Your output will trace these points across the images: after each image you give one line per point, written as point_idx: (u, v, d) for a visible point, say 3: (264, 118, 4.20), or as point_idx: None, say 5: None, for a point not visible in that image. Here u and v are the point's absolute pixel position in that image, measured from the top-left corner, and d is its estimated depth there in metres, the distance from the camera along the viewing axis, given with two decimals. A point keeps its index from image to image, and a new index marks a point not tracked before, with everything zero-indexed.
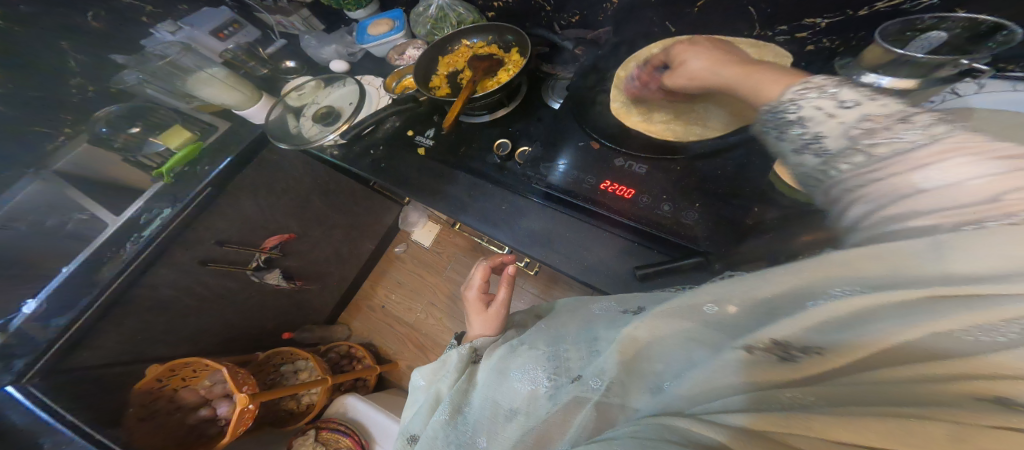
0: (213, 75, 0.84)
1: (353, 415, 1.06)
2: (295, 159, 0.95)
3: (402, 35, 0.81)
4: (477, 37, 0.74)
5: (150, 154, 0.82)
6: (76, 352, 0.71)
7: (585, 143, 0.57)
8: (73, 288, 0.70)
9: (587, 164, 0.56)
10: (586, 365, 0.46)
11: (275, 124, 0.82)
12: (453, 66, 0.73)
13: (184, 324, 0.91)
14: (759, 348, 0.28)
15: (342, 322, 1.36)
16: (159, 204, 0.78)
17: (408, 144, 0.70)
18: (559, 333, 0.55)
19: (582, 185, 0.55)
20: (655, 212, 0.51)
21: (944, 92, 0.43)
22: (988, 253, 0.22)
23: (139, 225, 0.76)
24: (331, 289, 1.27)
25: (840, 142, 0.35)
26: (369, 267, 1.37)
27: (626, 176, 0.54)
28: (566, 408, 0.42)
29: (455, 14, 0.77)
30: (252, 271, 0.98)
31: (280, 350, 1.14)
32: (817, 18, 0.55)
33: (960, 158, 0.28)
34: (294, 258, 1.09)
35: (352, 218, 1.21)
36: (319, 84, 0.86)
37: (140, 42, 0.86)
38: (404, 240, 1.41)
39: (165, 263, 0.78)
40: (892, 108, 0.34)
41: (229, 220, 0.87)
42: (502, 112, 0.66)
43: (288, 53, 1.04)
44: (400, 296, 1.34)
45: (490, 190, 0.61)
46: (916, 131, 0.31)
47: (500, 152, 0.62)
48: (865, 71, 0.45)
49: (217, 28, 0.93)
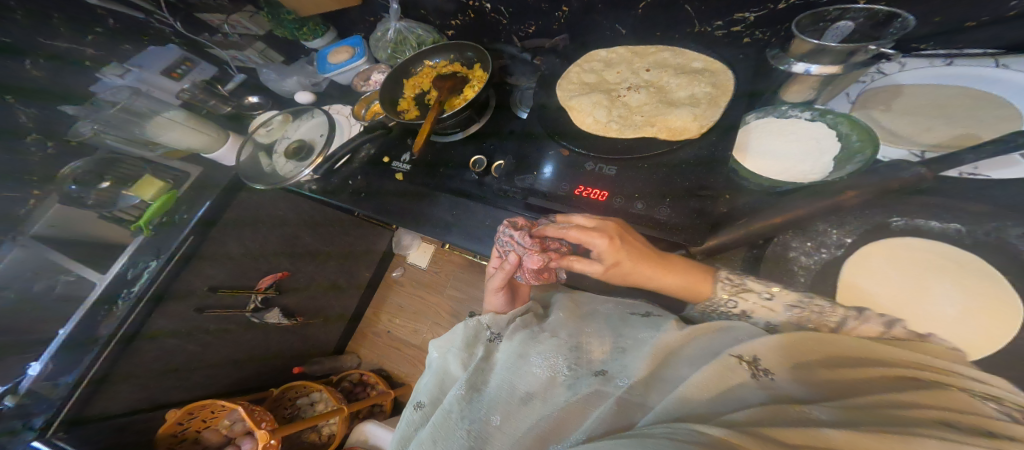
0: (173, 119, 0.82)
1: (373, 441, 1.10)
2: (275, 199, 0.94)
3: (364, 60, 0.81)
4: (438, 57, 0.74)
5: (126, 207, 0.82)
6: (91, 407, 0.72)
7: (558, 150, 0.59)
8: (77, 347, 0.71)
9: (562, 170, 0.58)
10: (609, 361, 0.49)
11: (247, 166, 0.81)
12: (418, 87, 0.73)
13: (192, 371, 0.92)
14: (746, 362, 0.36)
15: (351, 351, 1.37)
16: (144, 257, 0.78)
17: (386, 169, 0.71)
18: (582, 323, 0.57)
19: (559, 191, 0.56)
20: (630, 211, 0.52)
21: (872, 73, 0.53)
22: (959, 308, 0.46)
23: (127, 280, 0.76)
24: (334, 319, 1.27)
25: (851, 277, 0.49)
26: (369, 292, 1.37)
27: (599, 179, 0.55)
28: (585, 398, 0.45)
29: (414, 36, 0.77)
30: (250, 313, 0.98)
31: (292, 384, 1.14)
32: (745, 12, 0.56)
33: (968, 305, 0.46)
34: (291, 296, 1.09)
35: (343, 247, 1.21)
36: (286, 118, 0.85)
37: (88, 89, 0.83)
38: (400, 264, 1.41)
39: (162, 315, 0.79)
40: (914, 273, 0.48)
41: (217, 265, 0.87)
42: (474, 128, 0.67)
43: (251, 90, 1.02)
44: (404, 319, 1.34)
45: (473, 207, 0.63)
46: (962, 293, 0.47)
47: (476, 168, 0.63)
48: (792, 61, 0.49)
49: (168, 68, 0.92)
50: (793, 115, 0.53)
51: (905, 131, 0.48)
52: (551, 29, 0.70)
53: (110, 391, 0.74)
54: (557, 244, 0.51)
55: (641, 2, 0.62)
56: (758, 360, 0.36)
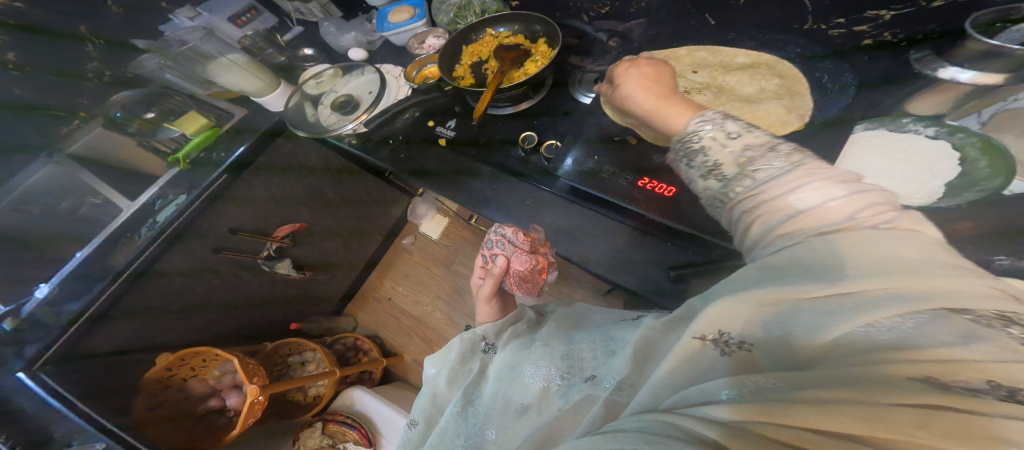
0: (234, 62, 0.82)
1: (359, 407, 1.05)
2: (308, 148, 0.94)
3: (424, 23, 0.80)
4: (503, 27, 0.72)
5: (164, 139, 0.81)
6: (90, 337, 0.71)
7: (624, 137, 0.55)
8: (86, 275, 0.70)
9: (621, 158, 0.53)
10: (599, 366, 0.44)
11: (293, 113, 0.81)
12: (477, 56, 0.70)
13: (197, 311, 0.91)
14: (710, 338, 0.27)
15: (348, 314, 1.35)
16: (174, 191, 0.78)
17: (428, 134, 0.68)
18: (571, 334, 0.54)
19: (618, 181, 0.52)
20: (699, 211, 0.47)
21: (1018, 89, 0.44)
22: (910, 248, 0.23)
23: (153, 210, 0.76)
24: (339, 280, 1.25)
25: (732, 168, 0.35)
26: (377, 259, 1.35)
27: (668, 173, 0.50)
28: (576, 406, 0.40)
29: (479, 3, 0.77)
30: (263, 260, 0.98)
31: (289, 340, 1.12)
32: (881, 10, 0.52)
33: (817, 183, 0.30)
34: (304, 249, 1.08)
35: (362, 210, 1.20)
36: (338, 72, 0.84)
37: (157, 29, 0.86)
38: (411, 232, 1.39)
39: (176, 250, 0.78)
40: (762, 138, 0.35)
41: (243, 207, 0.87)
42: (529, 104, 0.64)
43: (304, 40, 1.02)
44: (407, 288, 1.33)
45: (514, 185, 0.59)
46: (783, 159, 0.33)
47: (525, 144, 0.59)
48: (943, 64, 0.45)
49: (235, 16, 0.94)
50: (912, 130, 0.44)
51: None
52: (626, 13, 0.68)
53: (110, 323, 0.73)
54: (544, 250, 0.58)
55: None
56: (725, 334, 0.27)
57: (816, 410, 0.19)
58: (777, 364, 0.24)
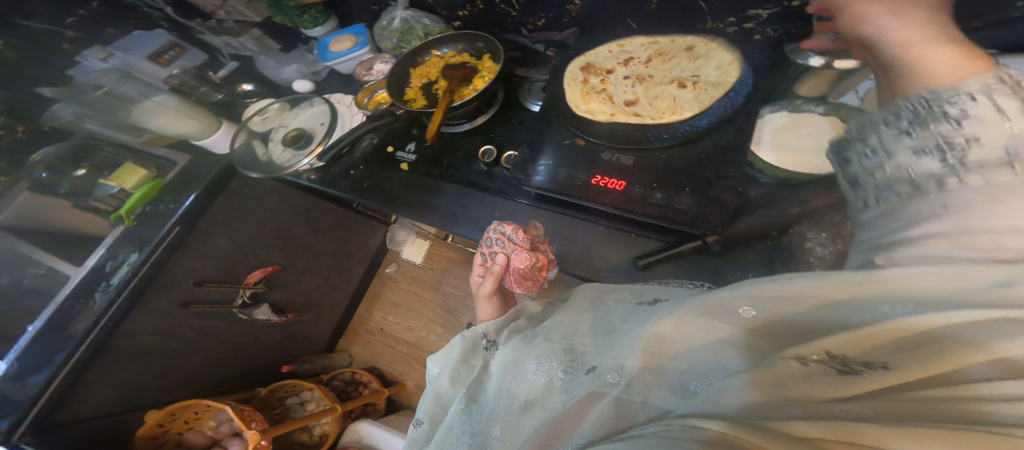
0: (163, 104, 0.81)
1: (368, 440, 1.06)
2: (267, 188, 0.91)
3: (369, 50, 0.79)
4: (447, 47, 0.74)
5: (103, 196, 0.78)
6: (62, 409, 0.67)
7: (571, 140, 0.57)
8: (47, 344, 0.65)
9: (575, 160, 0.55)
10: (600, 358, 0.45)
11: (242, 154, 0.79)
12: (425, 77, 0.71)
13: (177, 367, 0.88)
14: (813, 359, 0.25)
15: (341, 349, 1.33)
16: (125, 249, 0.74)
17: (390, 160, 0.69)
18: (570, 323, 0.53)
19: (574, 181, 0.54)
20: (649, 201, 0.50)
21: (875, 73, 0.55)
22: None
23: (104, 272, 0.72)
24: (325, 316, 1.24)
25: None
26: (361, 290, 1.34)
27: (616, 169, 0.53)
28: (582, 400, 0.42)
29: (421, 25, 0.76)
30: (238, 309, 0.95)
31: (286, 382, 1.11)
32: (759, 9, 0.60)
33: None
34: (281, 291, 1.05)
35: (336, 244, 1.18)
36: (284, 106, 0.82)
37: (67, 72, 0.77)
38: (393, 260, 1.38)
39: (142, 309, 0.75)
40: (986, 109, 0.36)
41: (206, 256, 0.84)
42: (482, 119, 0.67)
43: (244, 77, 0.99)
44: (398, 316, 1.33)
45: (480, 199, 0.62)
46: None
47: (485, 158, 0.62)
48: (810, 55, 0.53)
49: (155, 54, 0.87)
50: (809, 110, 0.54)
51: None
52: (559, 23, 0.72)
53: (83, 391, 0.69)
54: (544, 248, 0.56)
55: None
56: (821, 351, 0.25)
57: (875, 432, 0.19)
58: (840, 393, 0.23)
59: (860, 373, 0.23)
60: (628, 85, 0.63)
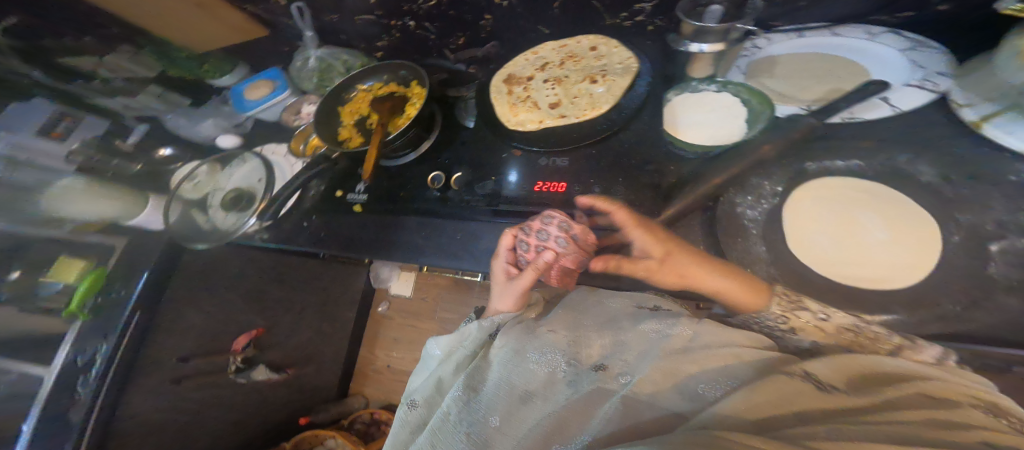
0: (71, 187, 0.75)
1: None
2: (228, 253, 0.86)
3: (290, 91, 0.79)
4: (371, 80, 0.73)
5: (49, 295, 0.69)
6: None
7: (509, 152, 0.61)
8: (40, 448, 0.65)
9: (520, 171, 0.58)
10: (605, 355, 0.52)
11: (181, 228, 0.74)
12: (356, 114, 0.70)
13: (194, 436, 0.90)
14: (805, 376, 0.38)
15: (354, 393, 1.26)
16: (92, 342, 0.70)
17: (342, 204, 0.67)
18: (575, 317, 0.59)
19: (521, 193, 0.57)
20: (589, 194, 0.54)
21: (750, 48, 0.60)
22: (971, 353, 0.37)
23: (80, 367, 0.68)
24: (328, 364, 1.17)
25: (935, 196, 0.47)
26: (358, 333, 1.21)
27: (555, 171, 0.57)
28: (586, 397, 0.48)
29: (340, 61, 0.79)
30: (234, 374, 0.95)
31: (307, 433, 1.14)
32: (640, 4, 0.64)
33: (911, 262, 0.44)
34: (275, 350, 1.04)
35: (319, 294, 1.11)
36: (215, 167, 0.77)
37: None
38: (383, 298, 1.20)
39: (134, 390, 0.75)
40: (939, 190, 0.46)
41: (178, 331, 0.81)
42: (426, 145, 0.66)
43: (160, 138, 0.89)
44: (400, 352, 1.16)
45: (445, 227, 0.60)
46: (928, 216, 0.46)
47: (435, 185, 0.61)
48: (688, 42, 0.60)
49: (45, 128, 0.76)
50: (703, 89, 0.58)
51: (792, 92, 0.54)
52: (478, 38, 0.73)
53: None
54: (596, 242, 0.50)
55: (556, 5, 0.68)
56: (812, 373, 0.38)
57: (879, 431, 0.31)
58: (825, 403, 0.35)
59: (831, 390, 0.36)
60: (550, 89, 0.67)
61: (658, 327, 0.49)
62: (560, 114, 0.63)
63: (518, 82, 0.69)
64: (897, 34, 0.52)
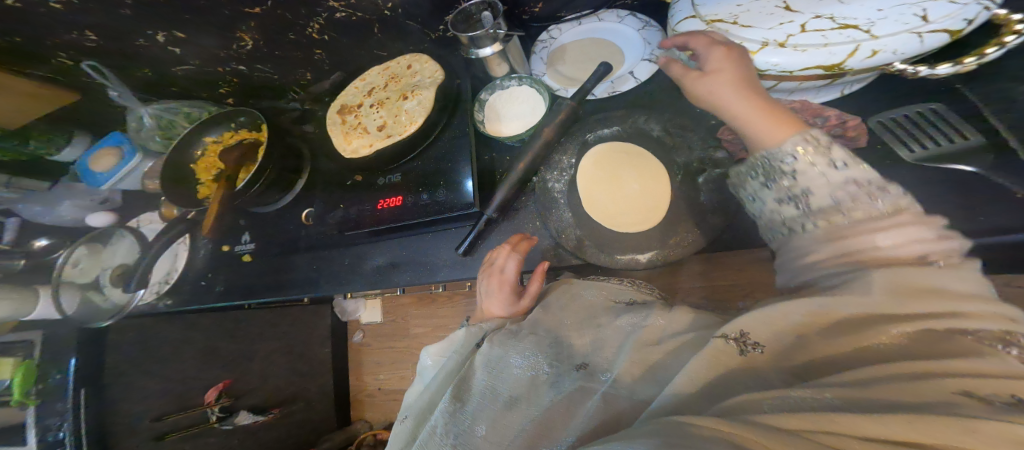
0: None
1: None
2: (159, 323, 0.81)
3: (139, 157, 0.71)
4: (216, 133, 0.70)
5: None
6: None
7: (351, 180, 0.67)
8: None
9: (360, 196, 0.66)
10: (588, 353, 0.50)
11: (86, 312, 0.74)
12: (213, 170, 0.69)
13: None
14: (731, 336, 0.34)
15: (357, 419, 1.25)
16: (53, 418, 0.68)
17: (232, 255, 0.78)
18: (558, 317, 0.56)
19: (364, 214, 0.65)
20: (426, 203, 0.61)
21: (546, 40, 0.71)
22: (892, 237, 0.31)
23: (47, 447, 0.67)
24: (318, 397, 1.17)
25: (820, 201, 0.36)
26: (339, 367, 1.24)
27: (391, 189, 0.64)
28: (571, 396, 0.46)
29: (179, 112, 0.70)
30: (218, 423, 0.90)
31: None
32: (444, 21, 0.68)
33: (899, 234, 0.31)
34: (252, 392, 1.00)
35: (282, 339, 1.08)
36: (93, 248, 0.77)
37: None
38: (358, 329, 1.27)
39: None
40: (840, 183, 0.35)
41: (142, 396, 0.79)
42: (299, 186, 0.74)
43: (33, 231, 0.79)
44: (389, 371, 1.23)
45: (328, 256, 0.73)
46: (878, 203, 0.33)
47: (308, 220, 0.73)
48: (473, 49, 0.60)
49: None
50: (509, 86, 0.66)
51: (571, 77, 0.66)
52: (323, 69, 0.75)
53: None
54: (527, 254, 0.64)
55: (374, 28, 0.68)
56: (746, 336, 0.33)
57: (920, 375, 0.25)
58: (786, 365, 0.32)
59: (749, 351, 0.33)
60: (376, 112, 0.70)
61: (634, 320, 0.50)
62: (386, 134, 0.66)
63: (350, 110, 0.72)
64: (635, 16, 0.66)
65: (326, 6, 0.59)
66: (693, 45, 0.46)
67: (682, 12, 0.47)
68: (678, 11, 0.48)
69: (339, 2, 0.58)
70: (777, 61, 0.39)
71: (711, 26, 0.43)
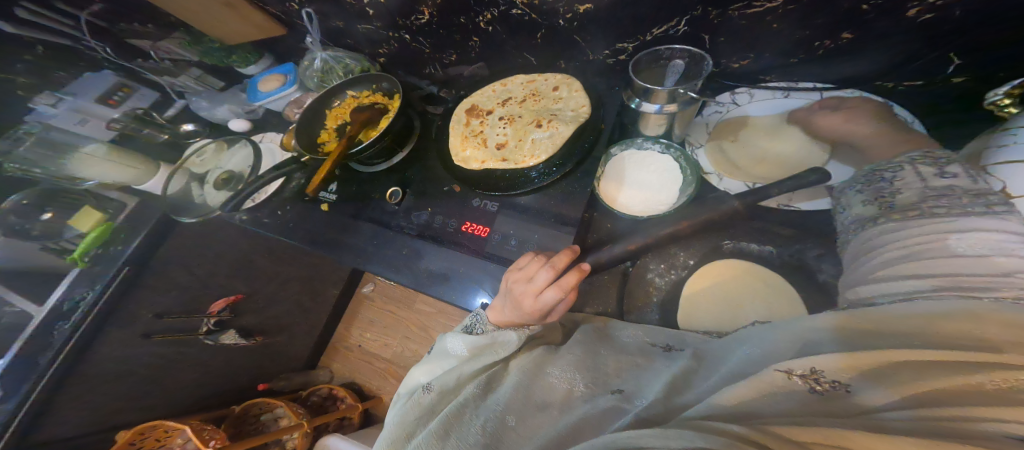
0: (93, 153, 0.77)
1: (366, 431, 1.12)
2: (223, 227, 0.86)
3: (295, 89, 0.89)
4: (360, 88, 0.87)
5: (69, 238, 0.75)
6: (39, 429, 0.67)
7: (449, 187, 0.76)
8: (23, 362, 0.65)
9: (448, 208, 0.74)
10: (624, 381, 0.51)
11: (178, 201, 0.78)
12: (340, 118, 0.84)
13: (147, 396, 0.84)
14: (799, 373, 0.33)
15: (324, 364, 1.19)
16: (78, 288, 0.71)
17: (313, 203, 0.80)
18: (596, 348, 0.57)
19: (446, 226, 0.73)
20: (503, 248, 0.68)
21: (729, 103, 0.72)
22: (977, 251, 0.38)
23: (63, 312, 0.69)
24: (303, 335, 1.11)
25: (906, 201, 0.46)
26: (337, 313, 1.15)
27: (482, 213, 0.72)
28: (603, 411, 0.46)
29: (342, 65, 0.89)
30: (204, 336, 0.90)
31: (254, 401, 1.02)
32: (623, 43, 0.71)
33: (971, 238, 0.40)
34: (250, 317, 0.98)
35: (307, 268, 1.05)
36: (221, 147, 0.85)
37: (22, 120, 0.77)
38: (371, 278, 1.17)
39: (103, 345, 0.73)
40: (940, 184, 0.45)
41: (167, 288, 0.81)
42: (399, 158, 0.81)
43: (187, 117, 0.95)
44: (377, 333, 1.13)
45: (389, 238, 0.74)
46: (950, 202, 0.43)
47: (393, 200, 0.77)
48: (643, 101, 0.68)
49: (104, 95, 0.86)
50: (649, 147, 0.73)
51: (743, 164, 0.67)
52: (468, 58, 0.85)
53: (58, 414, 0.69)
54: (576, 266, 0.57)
55: (539, 34, 0.75)
56: (819, 373, 0.32)
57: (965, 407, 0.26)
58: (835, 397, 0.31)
59: (822, 387, 0.32)
60: (503, 126, 0.81)
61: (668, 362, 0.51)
62: (503, 155, 0.77)
63: (478, 114, 0.84)
64: (875, 102, 0.61)
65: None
66: (1012, 205, 0.42)
67: (1021, 156, 0.42)
68: (1012, 149, 0.44)
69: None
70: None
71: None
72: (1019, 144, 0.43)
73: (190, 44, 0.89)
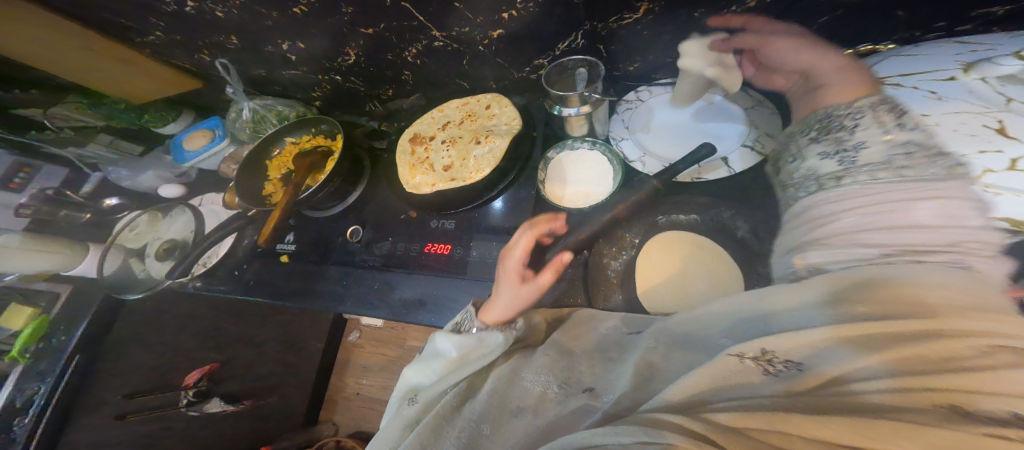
0: (2, 245, 0.71)
1: None
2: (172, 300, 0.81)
3: (228, 142, 0.82)
4: (299, 134, 0.82)
5: (1, 338, 0.71)
6: None
7: (408, 214, 0.70)
8: None
9: (409, 232, 0.68)
10: (598, 378, 0.46)
11: (118, 280, 0.77)
12: (285, 168, 0.79)
13: None
14: (750, 356, 0.33)
15: (324, 420, 1.14)
16: (27, 383, 0.69)
17: (272, 254, 0.75)
18: (572, 344, 0.51)
19: (411, 252, 0.66)
20: (468, 259, 0.62)
21: (636, 100, 0.68)
22: (935, 207, 0.35)
23: (16, 408, 0.67)
24: (295, 392, 1.09)
25: (870, 156, 0.41)
26: (326, 362, 1.14)
27: (442, 234, 0.66)
28: (572, 414, 0.42)
29: (273, 112, 0.82)
30: (185, 409, 0.87)
31: None
32: (541, 59, 0.68)
33: (935, 202, 0.35)
34: (232, 380, 0.96)
35: (281, 329, 1.05)
36: (154, 217, 0.81)
37: None
38: (355, 327, 1.17)
39: (76, 429, 0.74)
40: (903, 137, 0.39)
41: (124, 371, 0.80)
42: (353, 197, 0.76)
43: (108, 191, 0.89)
44: (372, 378, 1.11)
45: (360, 277, 0.66)
46: (914, 163, 0.38)
47: (355, 239, 0.70)
48: (562, 106, 0.64)
49: (3, 180, 0.78)
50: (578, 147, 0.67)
51: None
52: (404, 90, 0.80)
53: None
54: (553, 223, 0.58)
55: (463, 62, 0.71)
56: (767, 354, 0.32)
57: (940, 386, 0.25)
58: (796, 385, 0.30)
59: (781, 371, 0.31)
60: (446, 149, 0.77)
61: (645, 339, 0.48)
62: (451, 176, 0.72)
63: (421, 140, 0.79)
64: (749, 92, 0.60)
65: (430, 35, 0.62)
66: (878, 160, 0.40)
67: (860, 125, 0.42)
68: (853, 123, 0.44)
69: (443, 32, 0.61)
70: (1022, 193, 0.32)
71: (920, 136, 0.38)
72: (856, 114, 0.44)
73: (88, 108, 0.80)
